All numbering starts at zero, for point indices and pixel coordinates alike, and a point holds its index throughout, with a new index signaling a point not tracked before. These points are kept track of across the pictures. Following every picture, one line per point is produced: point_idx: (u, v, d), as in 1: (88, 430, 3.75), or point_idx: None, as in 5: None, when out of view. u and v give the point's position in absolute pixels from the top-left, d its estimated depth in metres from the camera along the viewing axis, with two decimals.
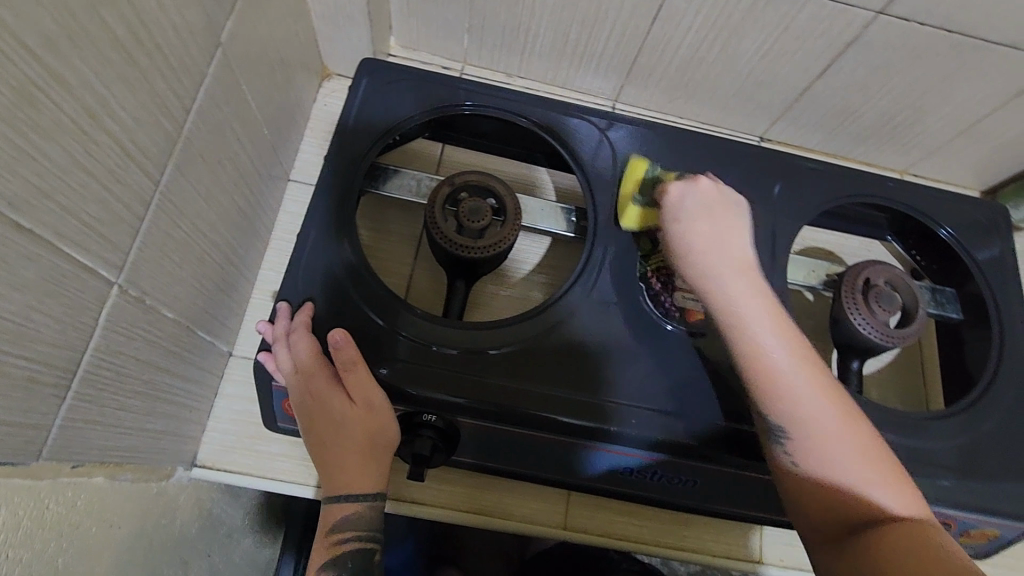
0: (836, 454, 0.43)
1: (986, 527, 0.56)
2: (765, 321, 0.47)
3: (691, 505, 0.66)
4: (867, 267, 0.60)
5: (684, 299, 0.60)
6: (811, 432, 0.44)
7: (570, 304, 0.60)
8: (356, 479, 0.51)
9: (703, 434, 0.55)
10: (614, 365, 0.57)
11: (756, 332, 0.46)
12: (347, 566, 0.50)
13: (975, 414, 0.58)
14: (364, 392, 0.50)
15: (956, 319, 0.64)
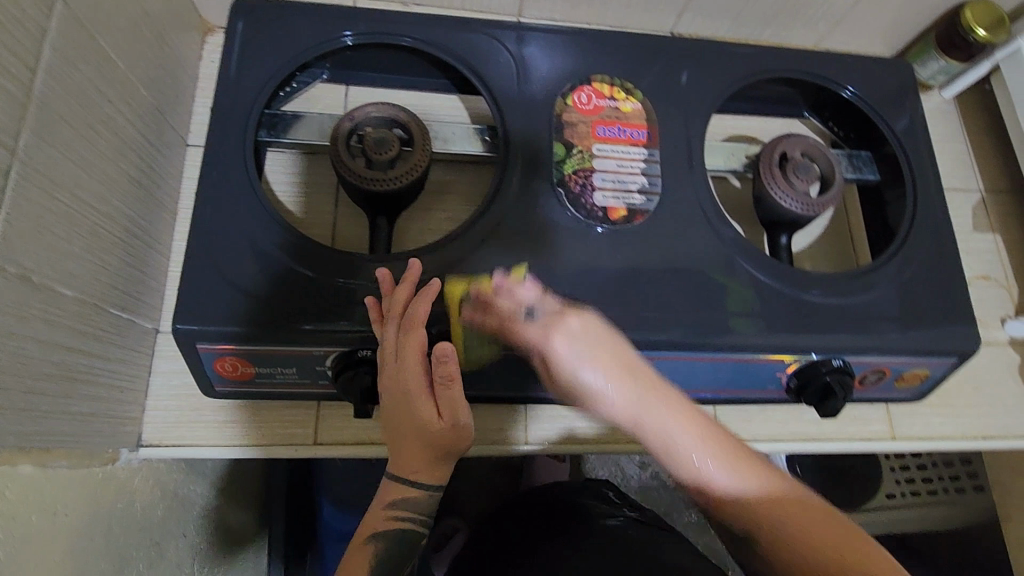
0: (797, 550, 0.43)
1: (915, 367, 0.59)
2: (685, 439, 0.46)
3: None
4: (778, 144, 0.63)
5: (604, 197, 0.56)
6: (771, 537, 0.44)
7: (491, 220, 0.56)
8: (421, 473, 0.51)
9: (648, 329, 0.53)
10: (546, 275, 0.54)
11: (684, 458, 0.46)
12: (396, 538, 0.51)
13: (897, 265, 0.60)
14: (452, 410, 0.48)
15: (873, 180, 0.67)
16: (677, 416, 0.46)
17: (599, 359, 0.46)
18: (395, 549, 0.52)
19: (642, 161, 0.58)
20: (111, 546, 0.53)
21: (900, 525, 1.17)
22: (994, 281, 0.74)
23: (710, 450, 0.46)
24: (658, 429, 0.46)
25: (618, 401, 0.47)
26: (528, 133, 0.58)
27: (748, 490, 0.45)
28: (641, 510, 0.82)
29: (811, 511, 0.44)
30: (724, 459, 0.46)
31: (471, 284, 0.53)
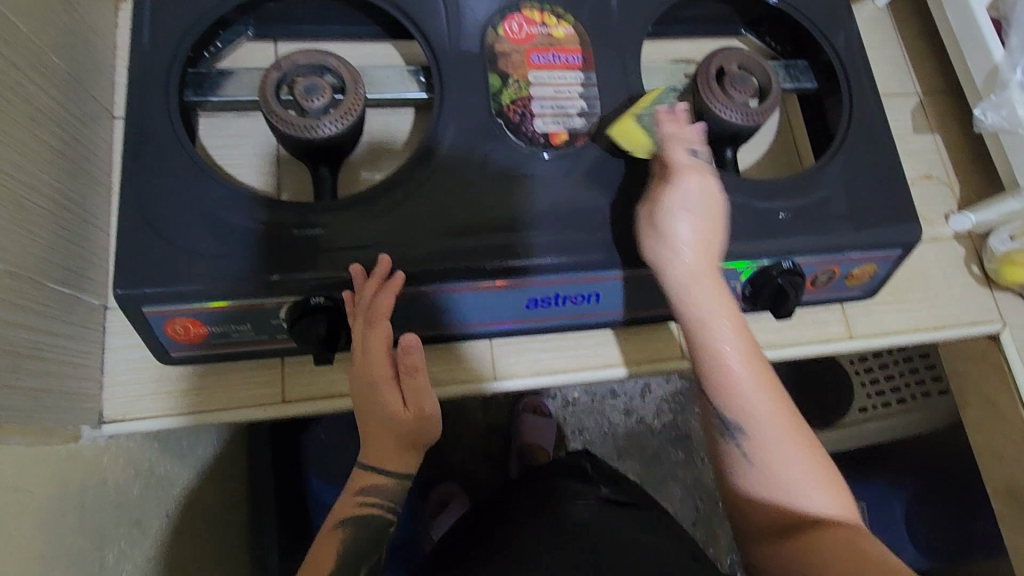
0: (782, 456, 0.51)
1: (864, 262, 0.61)
2: (725, 330, 0.51)
3: (606, 321, 0.63)
4: (714, 57, 0.63)
5: (546, 124, 0.56)
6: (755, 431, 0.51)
7: (433, 157, 0.55)
8: (390, 461, 0.56)
9: (600, 248, 0.54)
10: (493, 206, 0.54)
11: (715, 339, 0.51)
12: (366, 523, 0.57)
13: (838, 166, 0.61)
14: (418, 398, 0.53)
15: (811, 88, 0.68)
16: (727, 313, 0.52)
17: (708, 225, 0.51)
18: (363, 533, 0.57)
19: (579, 85, 0.58)
20: (85, 526, 0.53)
21: (874, 435, 1.23)
22: (937, 180, 0.76)
23: (742, 351, 0.52)
24: (698, 308, 0.51)
25: (690, 276, 0.51)
26: (462, 67, 0.57)
27: (760, 388, 0.52)
28: (619, 488, 0.82)
29: (802, 436, 0.52)
30: (758, 365, 0.52)
31: (420, 221, 0.53)
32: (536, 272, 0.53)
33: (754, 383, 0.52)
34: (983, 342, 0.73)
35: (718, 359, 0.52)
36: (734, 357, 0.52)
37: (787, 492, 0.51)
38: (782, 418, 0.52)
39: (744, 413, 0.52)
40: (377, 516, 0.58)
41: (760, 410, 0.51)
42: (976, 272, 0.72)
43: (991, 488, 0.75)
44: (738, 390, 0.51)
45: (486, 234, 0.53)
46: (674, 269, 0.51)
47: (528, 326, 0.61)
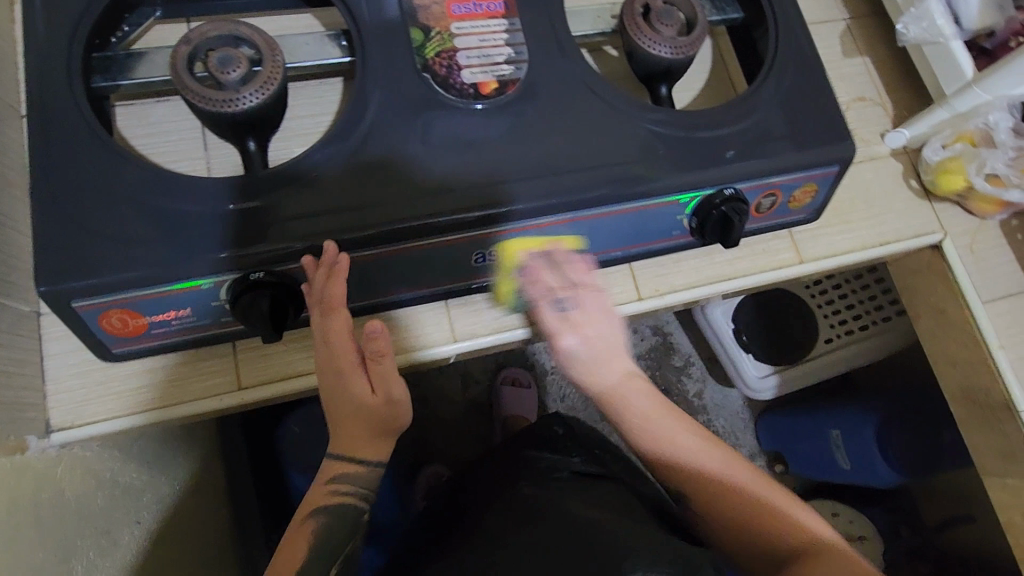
0: (745, 513, 0.59)
1: (804, 183, 0.62)
2: (657, 420, 0.62)
3: None
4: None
5: (473, 74, 0.55)
6: (714, 499, 0.61)
7: (362, 120, 0.54)
8: (360, 446, 0.57)
9: (541, 191, 0.53)
10: (428, 162, 0.53)
11: (653, 431, 0.61)
12: (337, 511, 0.59)
13: (769, 90, 0.62)
14: (385, 385, 0.54)
15: (738, 18, 0.68)
16: (651, 404, 0.61)
17: (610, 353, 0.60)
18: (335, 520, 0.59)
19: (503, 32, 0.57)
20: (33, 538, 0.51)
21: (841, 365, 1.27)
22: (870, 101, 0.77)
23: (675, 434, 0.62)
24: (626, 402, 0.61)
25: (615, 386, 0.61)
26: (381, 23, 0.56)
27: (701, 461, 0.62)
28: (592, 456, 0.86)
29: (757, 490, 0.61)
30: (693, 442, 0.62)
31: (356, 184, 0.52)
32: (475, 226, 0.53)
33: (692, 457, 0.61)
34: (928, 254, 0.75)
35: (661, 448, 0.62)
36: (670, 441, 0.61)
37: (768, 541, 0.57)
38: (725, 472, 0.61)
39: (686, 484, 0.61)
40: (347, 506, 0.59)
41: (699, 478, 0.61)
42: (915, 186, 0.74)
43: (949, 394, 0.77)
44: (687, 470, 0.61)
45: (425, 191, 0.52)
46: (599, 386, 0.61)
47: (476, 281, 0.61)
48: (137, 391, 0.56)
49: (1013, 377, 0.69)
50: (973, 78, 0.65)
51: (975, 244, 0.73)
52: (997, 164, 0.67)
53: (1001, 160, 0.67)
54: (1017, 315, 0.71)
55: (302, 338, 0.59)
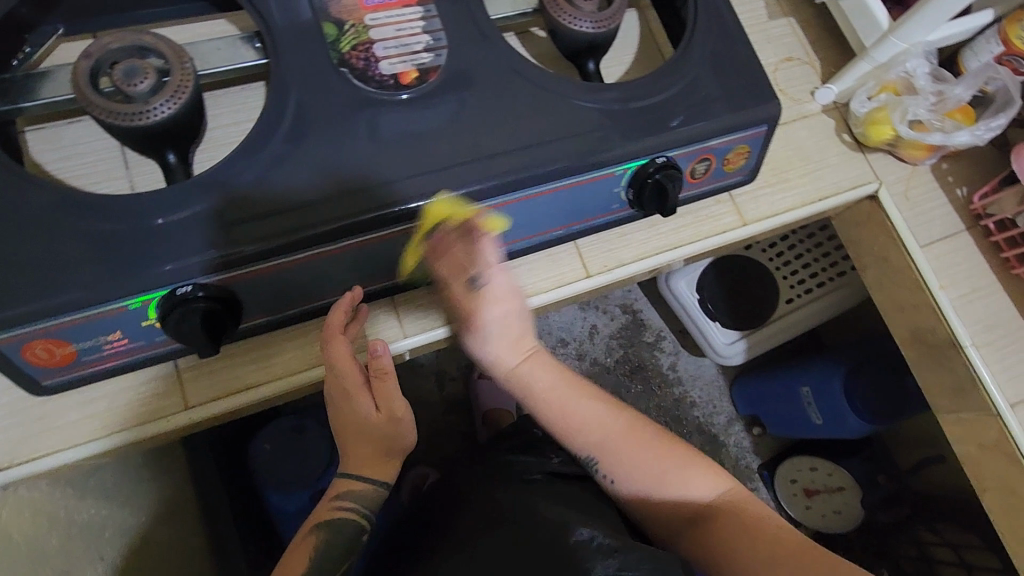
0: (640, 480, 0.66)
1: (735, 145, 0.63)
2: (554, 386, 0.65)
3: (504, 254, 0.62)
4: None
5: (392, 64, 0.54)
6: (611, 467, 0.67)
7: (281, 122, 0.52)
8: (369, 467, 0.60)
9: (470, 178, 0.52)
10: (353, 159, 0.52)
11: (547, 399, 0.65)
12: (337, 526, 0.60)
13: (692, 55, 0.62)
14: (389, 403, 0.58)
15: None
16: (547, 371, 0.65)
17: (508, 329, 0.60)
18: (335, 536, 0.59)
19: (420, 20, 0.56)
20: None
21: (804, 324, 1.30)
22: (798, 61, 0.78)
23: (570, 396, 0.66)
24: (529, 372, 0.64)
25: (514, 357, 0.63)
26: (293, 21, 0.54)
27: (594, 425, 0.66)
28: (568, 456, 0.90)
29: (650, 443, 0.66)
30: (586, 404, 0.67)
31: (280, 187, 0.50)
32: (407, 219, 0.52)
33: (589, 423, 0.66)
34: (867, 206, 0.77)
35: (557, 413, 0.66)
36: (571, 411, 0.66)
37: (664, 495, 0.66)
38: (632, 446, 0.66)
39: (592, 449, 0.66)
40: (348, 521, 0.60)
41: (596, 444, 0.66)
42: (848, 139, 0.75)
43: (900, 339, 0.79)
44: (581, 438, 0.66)
45: (351, 187, 0.51)
46: (502, 357, 0.62)
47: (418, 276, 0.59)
48: (80, 423, 0.55)
49: (954, 316, 0.71)
50: (889, 28, 0.67)
51: (909, 191, 0.75)
52: (920, 110, 0.69)
53: (922, 106, 0.69)
54: (953, 255, 0.73)
55: (249, 352, 0.58)
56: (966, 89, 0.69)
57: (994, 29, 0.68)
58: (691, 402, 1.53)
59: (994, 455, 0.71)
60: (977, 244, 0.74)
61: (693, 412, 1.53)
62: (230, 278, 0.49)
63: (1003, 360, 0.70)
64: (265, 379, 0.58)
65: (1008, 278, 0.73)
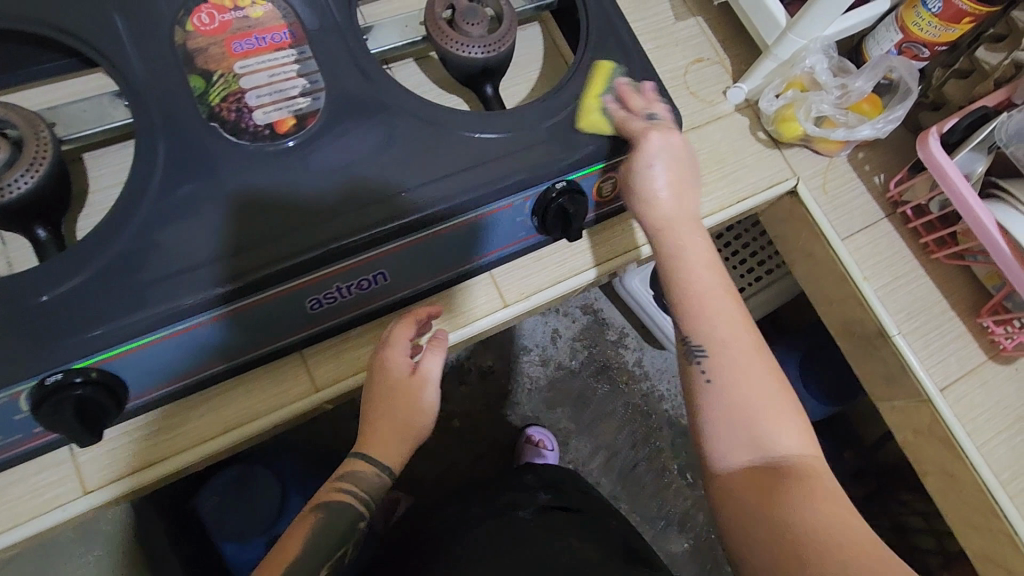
0: (748, 387, 0.54)
1: None
2: (699, 265, 0.57)
3: (413, 293, 0.60)
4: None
5: (266, 113, 0.52)
6: (721, 343, 0.55)
7: (150, 186, 0.49)
8: (381, 444, 0.57)
9: (357, 224, 0.50)
10: (240, 216, 0.50)
11: (686, 274, 0.57)
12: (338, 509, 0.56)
13: (588, 71, 0.60)
14: (423, 386, 0.58)
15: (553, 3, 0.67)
16: (697, 250, 0.57)
17: (677, 176, 0.57)
18: (332, 523, 0.55)
19: (294, 62, 0.53)
20: None
21: (758, 311, 1.29)
22: (708, 61, 0.77)
23: (715, 285, 0.57)
24: (677, 243, 0.57)
25: (670, 219, 0.57)
26: (156, 77, 0.51)
27: (732, 324, 0.56)
28: (560, 492, 0.93)
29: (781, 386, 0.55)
30: (731, 299, 0.57)
31: (151, 258, 0.48)
32: (296, 274, 0.50)
33: (723, 320, 0.56)
34: (788, 202, 0.76)
35: (687, 292, 0.56)
36: (707, 300, 0.56)
37: (750, 414, 0.53)
38: (752, 372, 0.55)
39: (716, 342, 0.56)
40: (347, 507, 0.56)
41: (717, 344, 0.55)
42: (764, 137, 0.75)
43: (833, 330, 0.79)
44: (705, 327, 0.56)
45: (231, 249, 0.49)
46: (654, 211, 0.57)
47: (324, 326, 0.57)
48: None
49: (880, 306, 0.71)
50: (787, 25, 0.66)
51: (827, 184, 0.75)
52: (824, 106, 0.69)
53: (826, 101, 0.69)
54: (875, 244, 0.74)
55: (151, 424, 0.55)
56: (866, 82, 0.68)
57: (893, 16, 0.68)
58: (659, 396, 1.55)
59: (929, 438, 0.72)
60: (897, 231, 0.74)
61: (662, 405, 1.54)
62: (110, 356, 0.47)
63: (929, 344, 0.71)
64: (170, 452, 0.55)
65: (928, 262, 0.74)
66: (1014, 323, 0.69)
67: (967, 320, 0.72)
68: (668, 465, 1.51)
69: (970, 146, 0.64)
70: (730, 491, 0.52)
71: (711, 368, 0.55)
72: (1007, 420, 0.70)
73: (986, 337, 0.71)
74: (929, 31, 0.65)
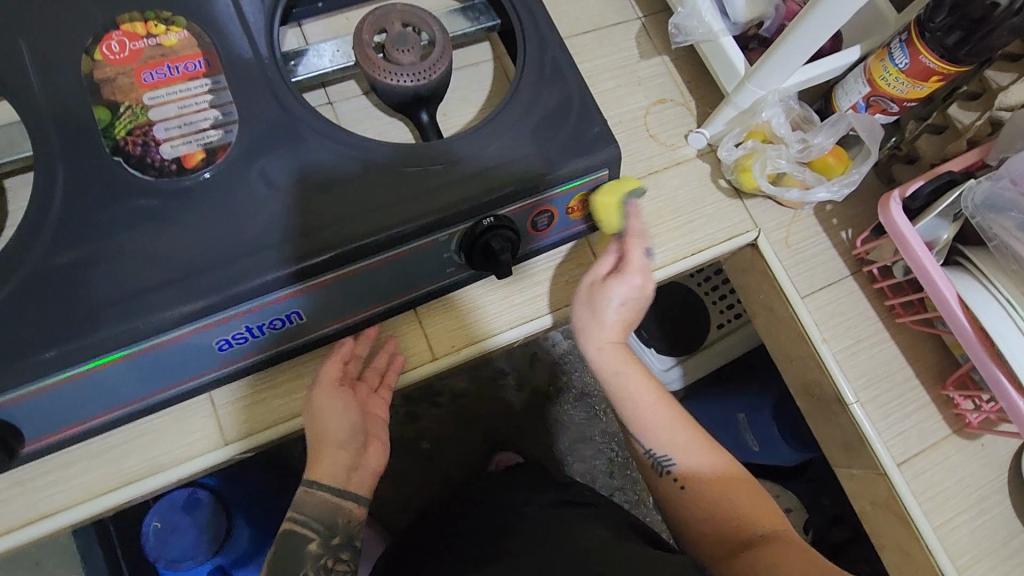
0: (711, 484, 0.62)
1: (578, 193, 0.59)
2: (641, 388, 0.63)
3: (334, 331, 0.58)
4: (367, 21, 0.57)
5: (173, 147, 0.51)
6: (678, 451, 0.63)
7: (44, 228, 0.48)
8: (321, 469, 0.56)
9: (264, 269, 0.49)
10: (142, 255, 0.48)
11: (629, 400, 0.63)
12: (289, 540, 0.55)
13: (526, 110, 0.57)
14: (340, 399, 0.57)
15: (496, 25, 0.64)
16: (636, 373, 0.63)
17: (627, 313, 0.62)
18: (284, 548, 0.54)
19: (207, 93, 0.52)
20: None
21: (734, 350, 1.26)
22: (671, 102, 0.74)
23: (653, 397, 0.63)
24: (610, 363, 0.62)
25: (603, 340, 0.62)
26: (62, 114, 0.50)
27: (678, 428, 0.64)
28: (567, 492, 0.88)
29: (737, 471, 0.63)
30: (668, 405, 0.64)
31: (45, 300, 0.47)
32: (199, 315, 0.48)
33: (666, 423, 0.63)
34: (749, 253, 0.73)
35: (636, 412, 0.64)
36: (644, 410, 0.63)
37: (722, 509, 0.61)
38: (710, 464, 0.63)
39: (673, 450, 0.63)
40: (297, 533, 0.55)
41: (672, 444, 0.63)
42: (725, 185, 0.71)
43: (793, 390, 0.75)
44: (655, 439, 0.64)
45: (127, 293, 0.47)
46: (595, 330, 0.61)
47: (240, 366, 0.56)
48: None
49: (838, 372, 0.67)
50: (746, 74, 0.63)
51: (790, 237, 0.71)
52: (781, 162, 0.65)
53: (785, 157, 0.65)
54: (836, 304, 0.70)
55: (47, 472, 0.54)
56: (827, 138, 0.65)
57: (862, 67, 0.64)
58: None
59: (886, 513, 0.68)
60: (862, 290, 0.70)
61: None
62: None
63: (888, 415, 0.67)
64: (62, 504, 0.54)
65: (894, 325, 0.70)
66: (980, 397, 0.64)
67: (931, 391, 0.68)
68: (642, 497, 1.48)
69: (934, 213, 0.60)
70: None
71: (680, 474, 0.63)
72: (969, 499, 0.66)
73: (952, 411, 0.67)
74: (897, 86, 0.62)
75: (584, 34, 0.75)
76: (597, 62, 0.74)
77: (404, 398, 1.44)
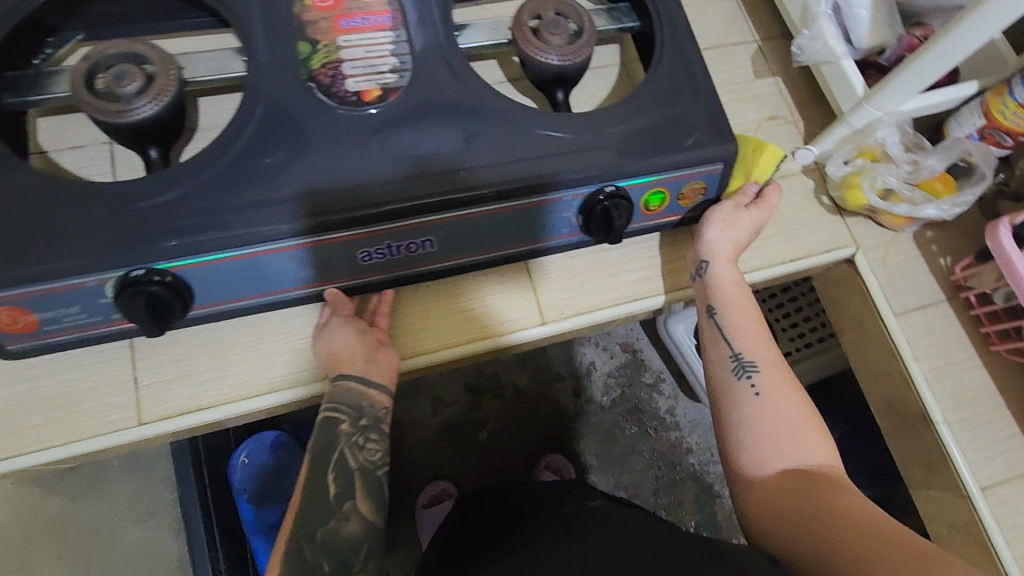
0: (787, 409, 0.64)
1: (691, 181, 0.64)
2: (740, 300, 0.68)
3: (458, 265, 0.65)
4: (527, 7, 0.64)
5: (356, 83, 0.59)
6: (765, 365, 0.66)
7: (241, 142, 0.57)
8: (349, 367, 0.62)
9: (416, 198, 0.56)
10: (315, 161, 0.57)
11: (732, 306, 0.68)
12: (324, 428, 0.61)
13: (656, 103, 0.63)
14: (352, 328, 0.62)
15: (635, 27, 0.70)
16: (737, 285, 0.68)
17: (741, 237, 0.68)
18: (321, 435, 0.61)
19: (389, 43, 0.61)
20: None
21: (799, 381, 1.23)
22: (782, 120, 0.78)
23: (748, 315, 0.68)
24: (721, 271, 0.68)
25: (719, 248, 0.68)
26: (270, 57, 0.59)
27: (763, 348, 0.67)
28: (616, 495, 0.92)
29: (809, 415, 0.64)
30: (758, 327, 0.68)
31: (237, 186, 0.55)
32: (355, 222, 0.56)
33: (757, 341, 0.67)
34: (844, 268, 0.75)
35: (731, 321, 0.68)
36: (741, 322, 0.68)
37: (791, 435, 0.62)
38: (791, 399, 0.64)
39: (761, 361, 0.66)
40: (329, 421, 0.61)
41: (758, 357, 0.66)
42: (827, 203, 0.75)
43: (874, 407, 0.77)
44: (742, 348, 0.67)
45: (301, 188, 0.56)
46: (717, 239, 0.67)
47: (373, 276, 0.63)
48: (42, 428, 0.60)
49: (926, 387, 0.69)
50: (865, 96, 0.67)
51: (888, 257, 0.73)
52: (891, 179, 0.68)
53: (894, 175, 0.69)
54: (929, 324, 0.72)
55: (207, 373, 0.63)
56: (938, 160, 0.68)
57: (978, 101, 0.68)
58: (686, 447, 1.52)
59: (962, 537, 0.69)
60: (957, 316, 0.72)
61: (688, 458, 1.51)
62: (181, 264, 0.55)
63: (974, 439, 0.68)
64: (215, 401, 0.62)
65: (987, 353, 0.71)
66: None
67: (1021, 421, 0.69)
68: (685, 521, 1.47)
69: None
70: (779, 506, 0.59)
71: (760, 384, 0.65)
72: None
73: None
74: (1013, 119, 0.65)
75: (706, 49, 0.81)
76: (715, 76, 0.80)
77: (465, 388, 1.49)
